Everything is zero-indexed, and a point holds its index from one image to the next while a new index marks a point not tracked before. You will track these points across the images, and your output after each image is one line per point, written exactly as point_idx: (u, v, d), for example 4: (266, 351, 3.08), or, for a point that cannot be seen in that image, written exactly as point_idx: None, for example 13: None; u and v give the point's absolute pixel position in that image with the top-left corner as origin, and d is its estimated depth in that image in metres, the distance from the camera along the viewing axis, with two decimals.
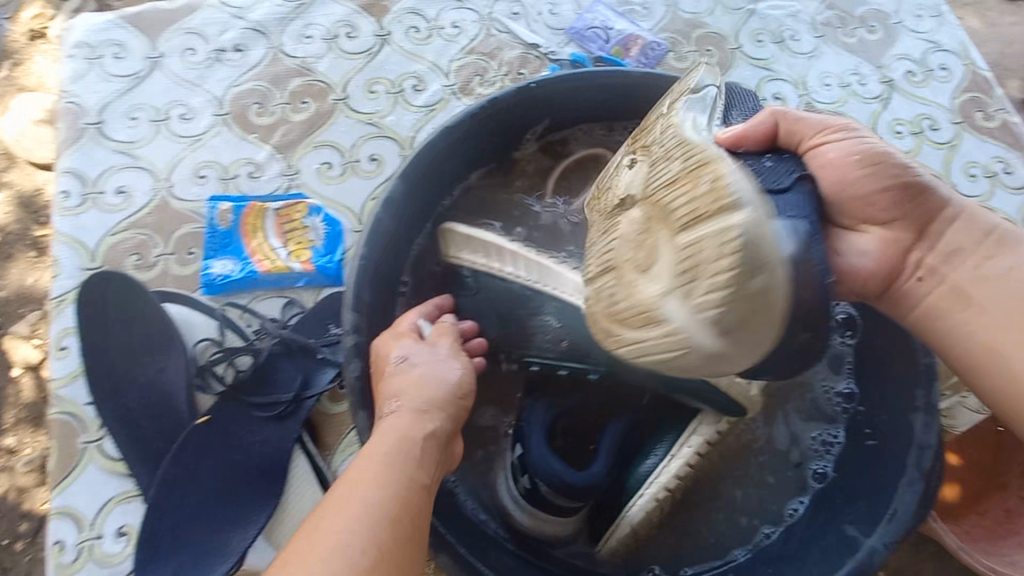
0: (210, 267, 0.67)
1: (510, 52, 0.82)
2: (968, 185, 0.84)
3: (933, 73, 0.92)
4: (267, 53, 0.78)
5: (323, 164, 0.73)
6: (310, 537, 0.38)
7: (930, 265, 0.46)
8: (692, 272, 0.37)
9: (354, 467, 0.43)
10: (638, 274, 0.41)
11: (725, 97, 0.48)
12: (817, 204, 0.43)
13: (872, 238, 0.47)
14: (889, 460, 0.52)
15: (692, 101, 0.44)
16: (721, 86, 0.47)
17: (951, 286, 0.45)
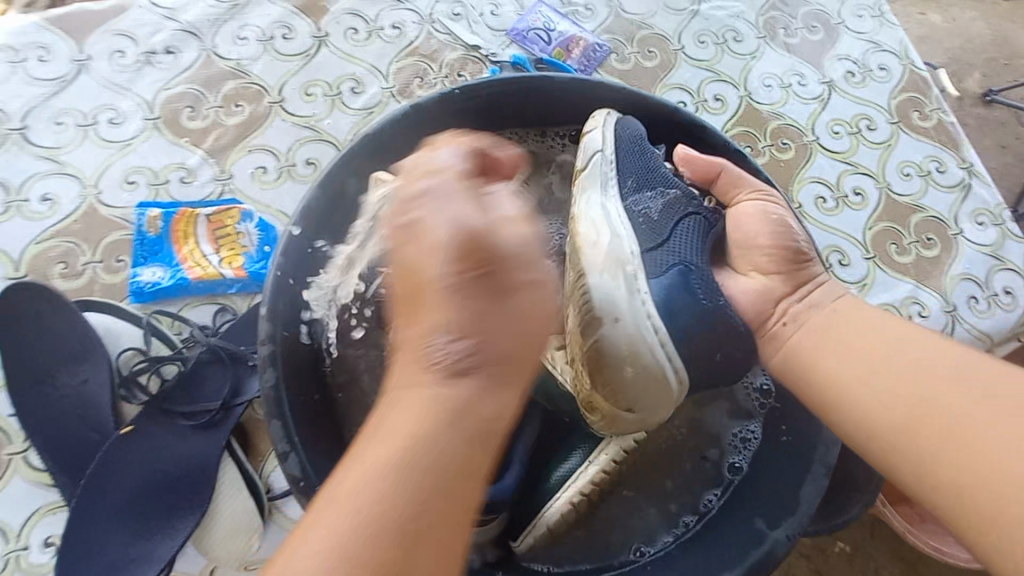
0: (138, 275, 0.66)
1: (450, 53, 0.82)
2: (902, 183, 0.86)
3: (872, 73, 0.93)
4: (199, 55, 0.77)
5: (257, 169, 0.73)
6: (325, 511, 0.34)
7: (793, 313, 0.51)
8: (595, 365, 0.48)
9: (402, 428, 0.36)
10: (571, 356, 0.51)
11: (618, 159, 0.56)
12: (701, 240, 0.52)
13: (752, 283, 0.52)
14: (798, 455, 0.54)
15: (588, 179, 0.55)
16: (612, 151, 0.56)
17: (812, 329, 0.50)
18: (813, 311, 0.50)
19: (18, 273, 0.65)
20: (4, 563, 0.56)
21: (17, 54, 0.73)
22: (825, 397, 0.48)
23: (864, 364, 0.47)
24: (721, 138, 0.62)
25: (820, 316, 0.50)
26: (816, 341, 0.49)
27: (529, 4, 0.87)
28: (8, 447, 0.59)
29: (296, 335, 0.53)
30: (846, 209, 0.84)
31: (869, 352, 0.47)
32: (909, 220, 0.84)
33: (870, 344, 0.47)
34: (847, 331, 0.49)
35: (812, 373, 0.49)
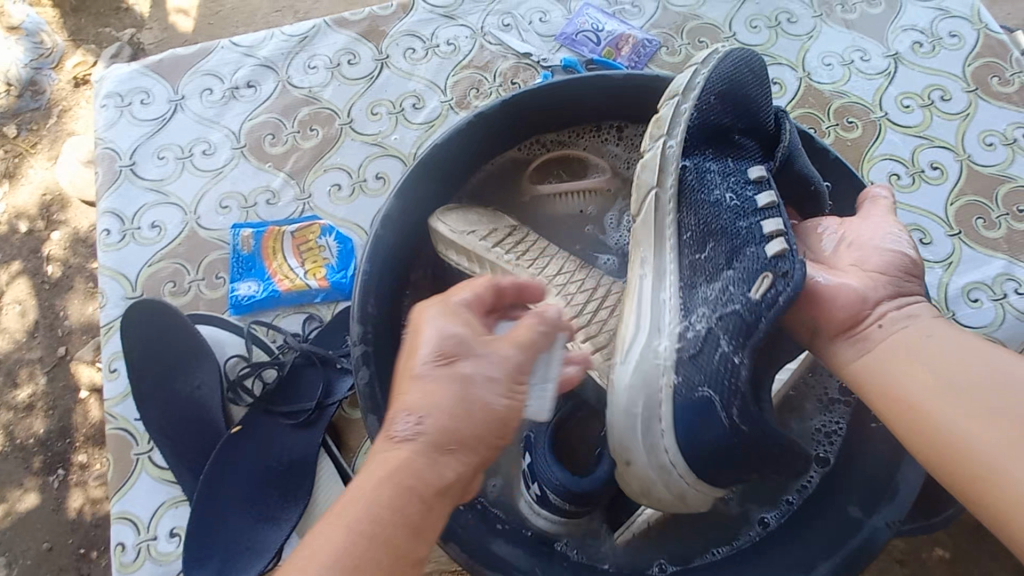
0: (236, 289, 0.72)
1: (503, 62, 0.86)
2: (985, 154, 0.82)
3: (943, 41, 0.89)
4: (276, 86, 0.84)
5: (334, 186, 0.78)
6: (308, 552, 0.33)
7: (899, 316, 0.44)
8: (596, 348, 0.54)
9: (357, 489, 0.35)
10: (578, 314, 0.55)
11: (727, 100, 0.51)
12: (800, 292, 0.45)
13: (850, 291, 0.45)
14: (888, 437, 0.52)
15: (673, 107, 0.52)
16: (713, 85, 0.51)
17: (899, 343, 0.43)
18: (907, 321, 0.44)
19: (135, 293, 0.73)
20: (136, 552, 0.62)
21: (123, 99, 0.83)
22: (901, 399, 0.42)
23: (966, 378, 0.41)
24: None
25: (905, 324, 0.44)
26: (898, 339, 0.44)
27: (576, 9, 0.89)
28: (135, 448, 0.66)
29: (383, 336, 0.56)
30: (923, 184, 0.80)
31: (964, 371, 0.41)
32: (996, 193, 0.79)
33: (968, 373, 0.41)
34: (941, 342, 0.43)
35: (888, 370, 0.43)
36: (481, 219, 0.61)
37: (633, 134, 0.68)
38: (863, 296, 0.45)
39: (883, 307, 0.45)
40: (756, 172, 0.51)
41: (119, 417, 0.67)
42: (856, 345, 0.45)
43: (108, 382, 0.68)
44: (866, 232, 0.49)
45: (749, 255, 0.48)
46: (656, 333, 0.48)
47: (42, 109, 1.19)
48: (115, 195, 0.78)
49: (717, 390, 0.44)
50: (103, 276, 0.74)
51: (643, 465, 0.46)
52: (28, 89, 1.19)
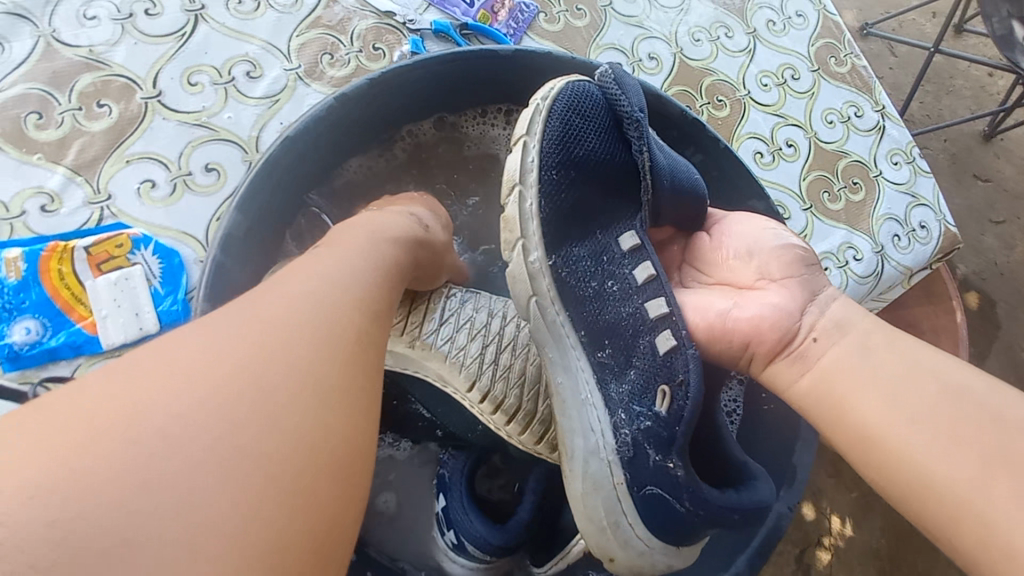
0: (5, 337, 0.52)
1: (360, 23, 0.71)
2: (827, 131, 0.89)
3: (792, 21, 0.94)
4: (35, 43, 0.61)
5: (144, 183, 0.59)
6: None
7: (826, 328, 0.41)
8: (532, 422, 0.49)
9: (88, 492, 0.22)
10: (512, 411, 0.49)
11: (571, 140, 0.46)
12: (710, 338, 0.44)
13: (761, 303, 0.43)
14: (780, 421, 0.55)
15: (523, 153, 0.47)
16: (552, 124, 0.47)
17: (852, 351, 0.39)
18: (839, 334, 0.40)
19: None
20: None
21: None
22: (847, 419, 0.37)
23: (917, 393, 0.35)
24: (676, 107, 0.58)
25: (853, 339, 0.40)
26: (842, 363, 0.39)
27: None
28: None
29: None
30: (781, 162, 0.85)
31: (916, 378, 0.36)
32: (836, 167, 0.88)
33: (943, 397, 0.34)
34: (892, 358, 0.38)
35: (835, 391, 0.38)
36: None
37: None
38: (785, 311, 0.42)
39: (807, 318, 0.42)
40: (628, 243, 0.47)
41: None
42: (794, 366, 0.41)
43: None
44: (749, 233, 0.48)
45: (643, 349, 0.44)
46: (589, 435, 0.46)
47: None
48: None
49: (663, 484, 0.43)
50: None
51: (627, 557, 0.45)
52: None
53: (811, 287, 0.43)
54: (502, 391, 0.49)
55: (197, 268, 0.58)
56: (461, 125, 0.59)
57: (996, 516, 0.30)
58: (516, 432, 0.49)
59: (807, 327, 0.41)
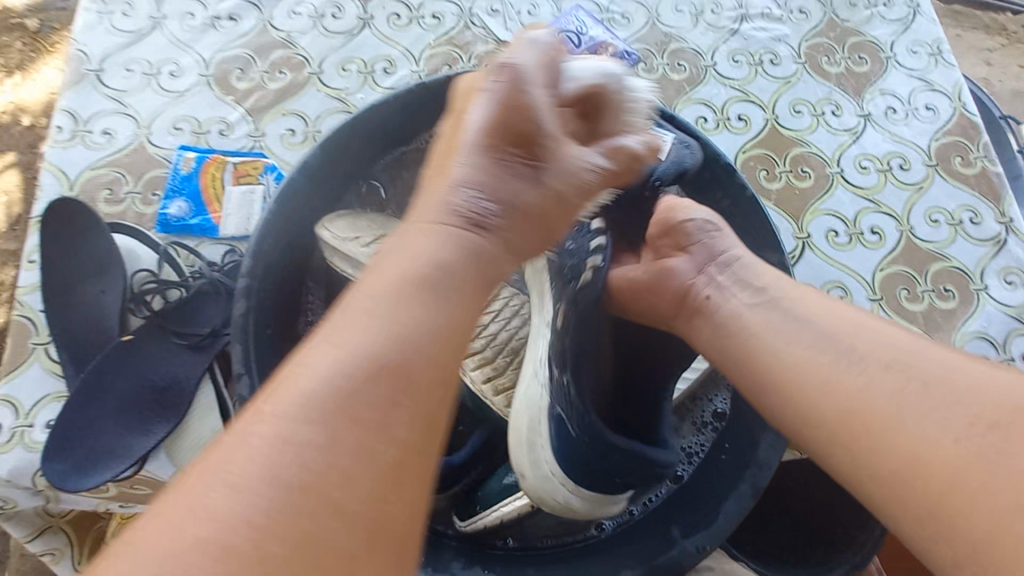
0: (166, 208, 0.73)
1: (481, 46, 0.87)
2: (928, 229, 0.82)
3: (917, 112, 0.89)
4: (257, 24, 0.85)
5: (287, 131, 0.80)
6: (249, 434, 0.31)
7: (718, 285, 0.51)
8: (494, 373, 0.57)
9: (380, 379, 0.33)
10: (484, 355, 0.58)
11: None
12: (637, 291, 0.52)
13: (671, 267, 0.52)
14: (728, 470, 0.55)
15: None
16: None
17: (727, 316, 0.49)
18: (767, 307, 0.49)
19: (71, 192, 0.74)
20: (9, 436, 0.62)
21: (107, 7, 0.85)
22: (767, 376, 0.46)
23: (806, 349, 0.45)
24: (713, 148, 0.62)
25: (747, 299, 0.50)
26: (742, 320, 0.49)
27: (565, 8, 0.90)
28: (33, 337, 0.66)
29: (274, 279, 0.57)
30: (858, 246, 0.80)
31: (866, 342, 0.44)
32: (926, 269, 0.80)
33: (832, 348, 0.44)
34: (808, 336, 0.46)
35: (744, 343, 0.48)
36: (366, 226, 0.60)
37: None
38: (679, 272, 0.52)
39: (703, 278, 0.52)
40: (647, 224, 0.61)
41: (25, 306, 0.68)
42: (697, 320, 0.51)
43: (25, 272, 0.69)
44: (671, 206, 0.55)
45: (570, 290, 0.53)
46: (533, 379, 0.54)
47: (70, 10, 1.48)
48: (75, 96, 0.79)
49: (568, 411, 0.49)
50: (45, 170, 0.75)
51: (532, 480, 0.51)
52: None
53: (711, 249, 0.53)
54: (482, 338, 0.59)
55: None
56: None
57: (928, 444, 0.37)
58: (479, 381, 0.57)
59: (702, 286, 0.52)
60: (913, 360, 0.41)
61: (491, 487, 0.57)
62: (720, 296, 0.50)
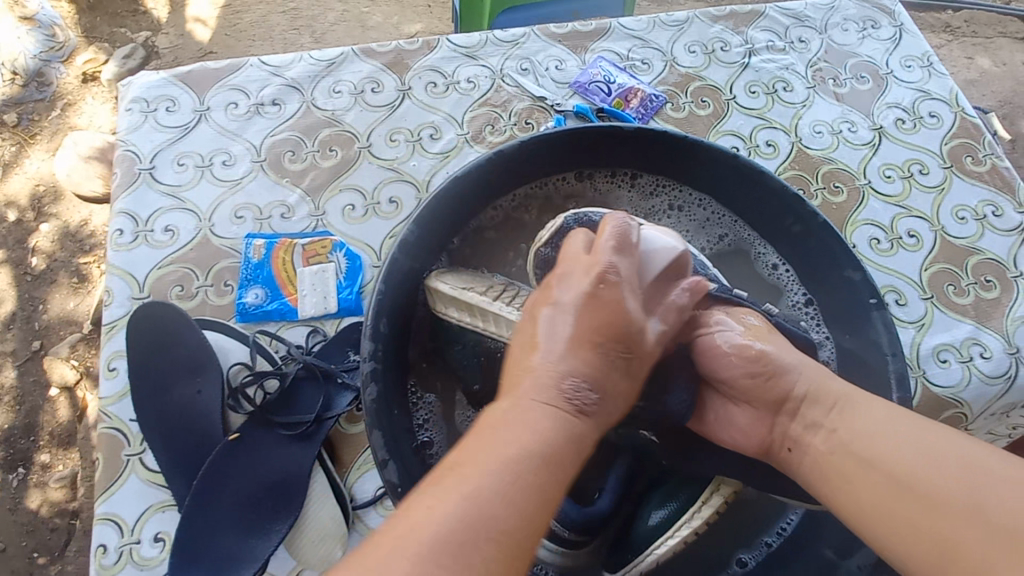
0: (243, 297, 0.73)
1: (519, 103, 0.91)
2: (957, 227, 0.88)
3: (923, 120, 0.97)
4: (300, 106, 0.87)
5: (348, 206, 0.81)
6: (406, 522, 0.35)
7: (795, 436, 0.51)
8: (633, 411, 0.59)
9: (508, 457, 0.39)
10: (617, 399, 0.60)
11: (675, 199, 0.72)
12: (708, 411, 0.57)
13: (743, 413, 0.54)
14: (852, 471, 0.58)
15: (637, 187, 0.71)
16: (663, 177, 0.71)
17: (813, 460, 0.49)
18: (852, 416, 0.48)
19: (142, 294, 0.74)
20: (118, 555, 0.60)
21: (148, 105, 0.85)
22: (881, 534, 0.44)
23: (872, 492, 0.44)
24: (778, 180, 0.65)
25: (824, 440, 0.48)
26: (828, 466, 0.47)
27: (590, 60, 0.95)
28: (127, 449, 0.65)
29: (392, 358, 0.57)
30: (901, 250, 0.86)
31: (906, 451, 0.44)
32: (966, 262, 0.86)
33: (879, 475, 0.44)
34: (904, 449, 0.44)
35: (833, 471, 0.47)
36: (473, 278, 0.61)
37: (647, 184, 0.72)
38: (751, 426, 0.54)
39: (777, 431, 0.52)
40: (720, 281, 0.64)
41: (112, 417, 0.66)
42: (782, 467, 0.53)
43: (105, 381, 0.68)
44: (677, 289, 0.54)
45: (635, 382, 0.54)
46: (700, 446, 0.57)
47: (46, 100, 1.53)
48: (131, 197, 0.79)
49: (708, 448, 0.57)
50: (111, 275, 0.75)
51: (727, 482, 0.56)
52: (34, 81, 1.53)
53: (778, 392, 0.52)
54: None
55: (370, 270, 0.77)
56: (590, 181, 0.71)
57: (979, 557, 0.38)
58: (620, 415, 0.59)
59: (779, 438, 0.52)
60: (899, 455, 0.44)
61: (639, 529, 0.58)
62: (800, 450, 0.50)
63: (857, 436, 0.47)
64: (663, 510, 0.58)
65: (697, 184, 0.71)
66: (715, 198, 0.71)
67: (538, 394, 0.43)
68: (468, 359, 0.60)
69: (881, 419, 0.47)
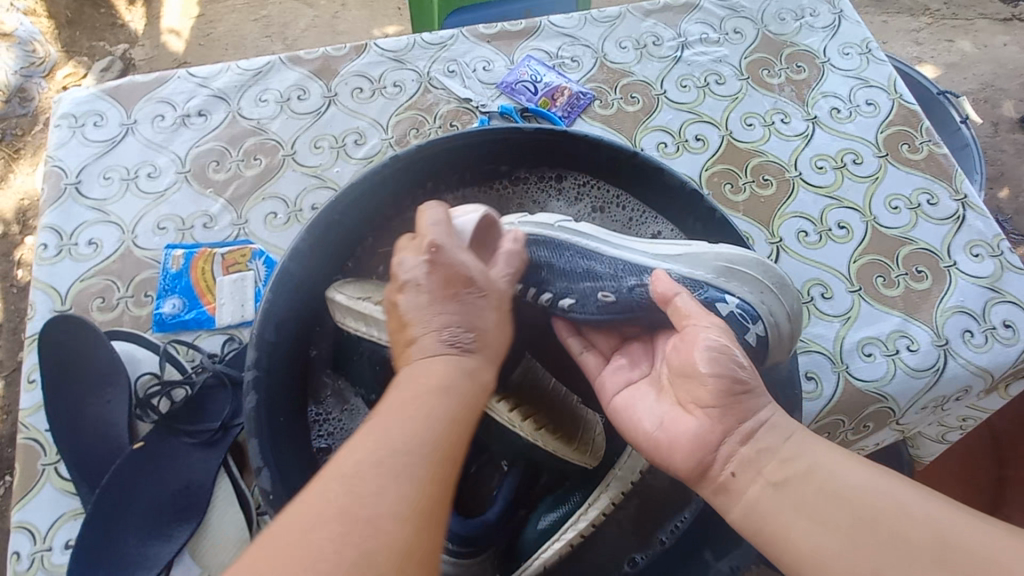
0: (160, 307, 0.74)
1: (445, 106, 0.91)
2: (890, 216, 0.87)
3: (859, 109, 0.96)
4: (227, 116, 0.88)
5: (270, 214, 0.82)
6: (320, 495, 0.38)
7: (741, 461, 0.50)
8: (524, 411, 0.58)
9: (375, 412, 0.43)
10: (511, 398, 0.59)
11: (599, 203, 0.71)
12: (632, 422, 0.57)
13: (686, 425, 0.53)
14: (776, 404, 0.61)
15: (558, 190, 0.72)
16: (585, 179, 0.71)
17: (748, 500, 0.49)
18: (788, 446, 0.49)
19: (64, 306, 0.75)
20: (31, 562, 0.62)
21: (77, 121, 0.87)
22: (771, 542, 0.47)
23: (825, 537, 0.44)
24: (677, 177, 0.65)
25: (765, 482, 0.49)
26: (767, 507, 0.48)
27: (518, 60, 0.95)
28: (42, 459, 0.66)
29: (280, 366, 0.58)
30: (829, 242, 0.85)
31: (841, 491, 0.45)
32: (897, 253, 0.84)
33: (815, 485, 0.47)
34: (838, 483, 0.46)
35: (772, 523, 0.47)
36: (375, 287, 0.63)
37: (571, 187, 0.72)
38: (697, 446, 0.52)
39: (721, 452, 0.51)
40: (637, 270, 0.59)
41: (30, 428, 0.68)
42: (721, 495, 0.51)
43: (25, 393, 0.69)
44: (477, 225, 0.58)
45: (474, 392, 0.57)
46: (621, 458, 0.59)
47: (29, 115, 1.53)
48: (58, 211, 0.81)
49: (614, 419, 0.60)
50: (35, 289, 0.76)
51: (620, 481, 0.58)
52: (17, 96, 1.54)
53: (744, 409, 0.51)
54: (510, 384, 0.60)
55: None
56: (512, 184, 0.72)
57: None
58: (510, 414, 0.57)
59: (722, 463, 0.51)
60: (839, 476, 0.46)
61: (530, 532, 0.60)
62: (747, 475, 0.49)
63: (811, 460, 0.48)
64: (553, 514, 0.60)
65: (614, 184, 0.70)
66: (633, 197, 0.70)
67: (432, 377, 0.46)
68: (366, 371, 0.62)
69: (842, 464, 0.47)
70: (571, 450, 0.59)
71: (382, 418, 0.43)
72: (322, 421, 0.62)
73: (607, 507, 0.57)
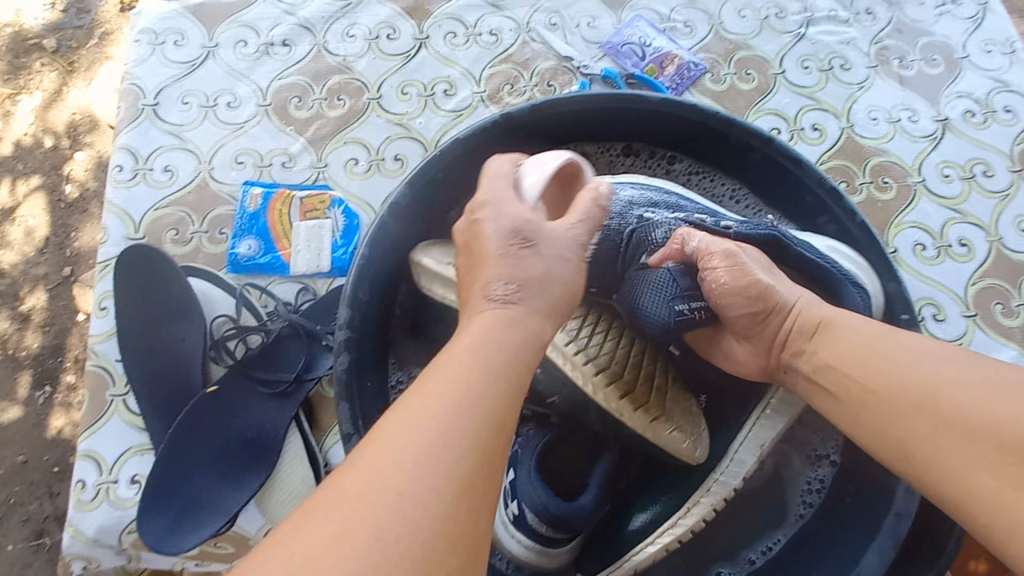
0: (236, 247, 0.71)
1: (543, 62, 0.84)
2: (1018, 239, 0.79)
3: (997, 114, 0.86)
4: (311, 49, 0.83)
5: (351, 160, 0.77)
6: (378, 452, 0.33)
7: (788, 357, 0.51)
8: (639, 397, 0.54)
9: (449, 357, 0.37)
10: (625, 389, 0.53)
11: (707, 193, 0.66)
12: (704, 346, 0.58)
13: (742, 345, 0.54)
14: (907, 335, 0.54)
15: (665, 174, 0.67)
16: (695, 166, 0.66)
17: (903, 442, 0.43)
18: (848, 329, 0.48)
19: (137, 235, 0.72)
20: (95, 492, 0.61)
21: (157, 37, 0.82)
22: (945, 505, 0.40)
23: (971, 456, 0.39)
24: (817, 172, 0.58)
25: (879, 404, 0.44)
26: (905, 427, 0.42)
27: (626, 19, 0.87)
28: (111, 389, 0.65)
29: (369, 327, 0.55)
30: (947, 259, 0.77)
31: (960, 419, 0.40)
32: (1020, 280, 0.77)
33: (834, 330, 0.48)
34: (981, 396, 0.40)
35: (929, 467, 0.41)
36: None
37: (682, 171, 0.66)
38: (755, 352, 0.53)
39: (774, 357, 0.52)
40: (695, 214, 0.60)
41: (99, 355, 0.66)
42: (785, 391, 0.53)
43: (95, 319, 0.67)
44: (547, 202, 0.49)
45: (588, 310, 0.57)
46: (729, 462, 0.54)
47: (85, 27, 1.30)
48: (134, 132, 0.77)
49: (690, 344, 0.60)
50: (108, 212, 0.73)
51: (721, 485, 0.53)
52: (75, 6, 1.31)
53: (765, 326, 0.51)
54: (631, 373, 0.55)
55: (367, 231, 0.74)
56: (623, 156, 0.66)
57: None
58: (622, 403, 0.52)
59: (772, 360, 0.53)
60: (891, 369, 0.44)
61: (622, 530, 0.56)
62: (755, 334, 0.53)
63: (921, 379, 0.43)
64: (645, 512, 0.56)
65: (733, 173, 0.65)
66: (748, 188, 0.65)
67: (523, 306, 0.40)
68: (453, 336, 0.59)
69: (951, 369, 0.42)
70: (683, 445, 0.54)
71: (447, 377, 0.35)
72: (403, 388, 0.58)
73: (708, 513, 0.52)
